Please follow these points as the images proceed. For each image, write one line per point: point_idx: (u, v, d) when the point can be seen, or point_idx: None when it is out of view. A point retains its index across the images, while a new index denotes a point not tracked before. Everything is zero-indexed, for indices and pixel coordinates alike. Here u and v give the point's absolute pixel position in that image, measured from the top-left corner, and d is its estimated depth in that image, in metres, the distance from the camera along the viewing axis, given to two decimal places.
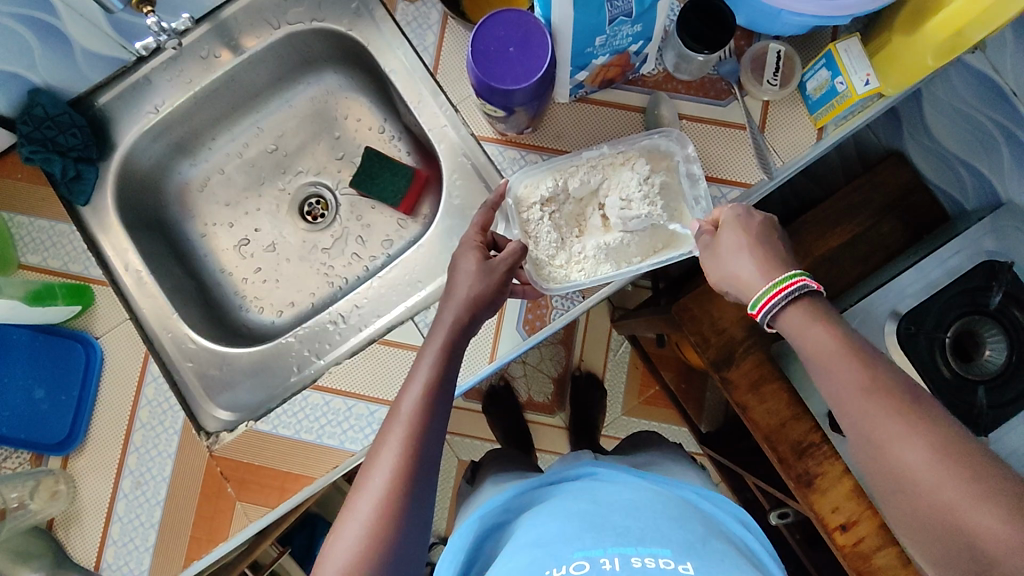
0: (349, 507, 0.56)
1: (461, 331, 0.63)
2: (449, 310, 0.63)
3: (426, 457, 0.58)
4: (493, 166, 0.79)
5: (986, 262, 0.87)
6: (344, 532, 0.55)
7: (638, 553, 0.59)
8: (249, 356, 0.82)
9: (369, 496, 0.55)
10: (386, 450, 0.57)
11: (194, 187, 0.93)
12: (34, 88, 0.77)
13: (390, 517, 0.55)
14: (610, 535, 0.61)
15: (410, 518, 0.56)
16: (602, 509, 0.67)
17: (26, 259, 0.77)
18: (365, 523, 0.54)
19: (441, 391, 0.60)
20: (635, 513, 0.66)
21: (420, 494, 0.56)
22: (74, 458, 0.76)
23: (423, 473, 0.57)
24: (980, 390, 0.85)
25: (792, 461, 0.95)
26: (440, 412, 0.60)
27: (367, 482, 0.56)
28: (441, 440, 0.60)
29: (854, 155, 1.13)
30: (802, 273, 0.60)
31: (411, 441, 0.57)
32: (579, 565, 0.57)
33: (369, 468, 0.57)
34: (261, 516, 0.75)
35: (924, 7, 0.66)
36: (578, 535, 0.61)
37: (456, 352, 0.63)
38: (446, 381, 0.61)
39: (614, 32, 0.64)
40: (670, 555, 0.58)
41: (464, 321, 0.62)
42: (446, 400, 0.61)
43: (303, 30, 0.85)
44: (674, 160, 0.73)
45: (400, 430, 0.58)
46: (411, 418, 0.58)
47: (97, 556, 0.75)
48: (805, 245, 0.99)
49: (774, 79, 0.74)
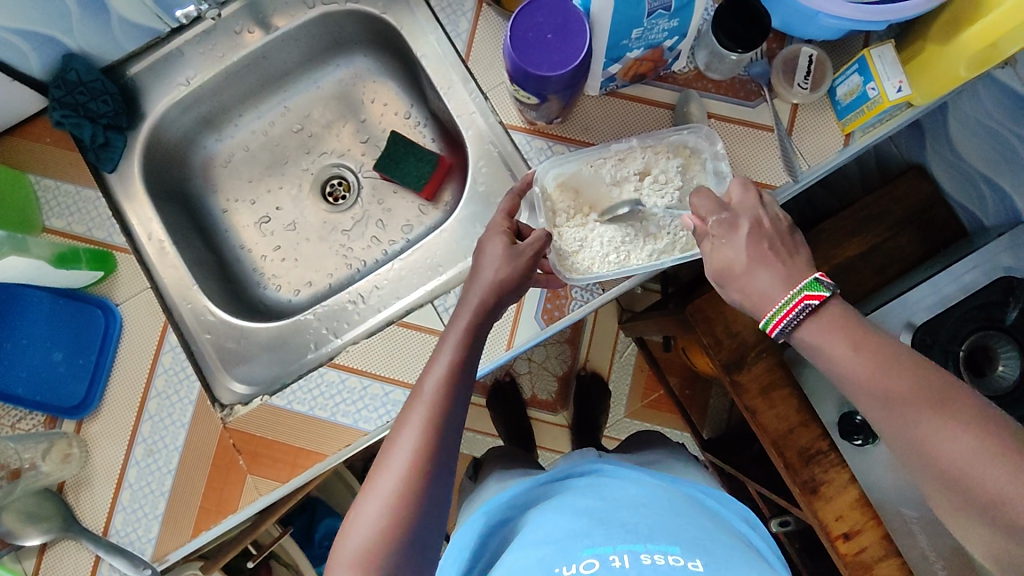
0: (370, 485, 0.57)
1: (485, 314, 0.63)
2: (474, 293, 0.63)
3: (447, 438, 0.58)
4: (520, 155, 0.79)
5: (1003, 279, 0.87)
6: (365, 509, 0.55)
7: (647, 550, 0.58)
8: (267, 331, 0.82)
9: (390, 474, 0.56)
10: (408, 429, 0.57)
11: (218, 162, 0.93)
12: (68, 53, 0.77)
13: (412, 496, 0.55)
14: (618, 533, 0.61)
15: (431, 497, 0.56)
16: (609, 506, 0.67)
17: (50, 223, 0.77)
18: (387, 501, 0.55)
19: (464, 374, 0.60)
20: (643, 510, 0.66)
21: (441, 475, 0.57)
22: (88, 423, 0.76)
23: (444, 454, 0.57)
24: (993, 406, 0.84)
25: (798, 467, 0.95)
26: (462, 393, 0.60)
27: (388, 460, 0.57)
28: (462, 422, 0.60)
29: (873, 167, 1.14)
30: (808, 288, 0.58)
31: (434, 422, 0.57)
32: (589, 565, 0.57)
33: (391, 447, 0.57)
34: (271, 490, 0.76)
35: (960, 17, 0.67)
36: (587, 532, 0.61)
37: (478, 336, 0.63)
38: (469, 363, 0.61)
39: (651, 25, 0.65)
40: (678, 552, 0.58)
41: (490, 303, 0.63)
42: (468, 382, 0.61)
43: (337, 11, 0.85)
44: (701, 157, 0.73)
45: (423, 411, 0.58)
46: (433, 399, 0.58)
47: (106, 522, 0.75)
48: (822, 254, 0.99)
49: (804, 82, 0.75)
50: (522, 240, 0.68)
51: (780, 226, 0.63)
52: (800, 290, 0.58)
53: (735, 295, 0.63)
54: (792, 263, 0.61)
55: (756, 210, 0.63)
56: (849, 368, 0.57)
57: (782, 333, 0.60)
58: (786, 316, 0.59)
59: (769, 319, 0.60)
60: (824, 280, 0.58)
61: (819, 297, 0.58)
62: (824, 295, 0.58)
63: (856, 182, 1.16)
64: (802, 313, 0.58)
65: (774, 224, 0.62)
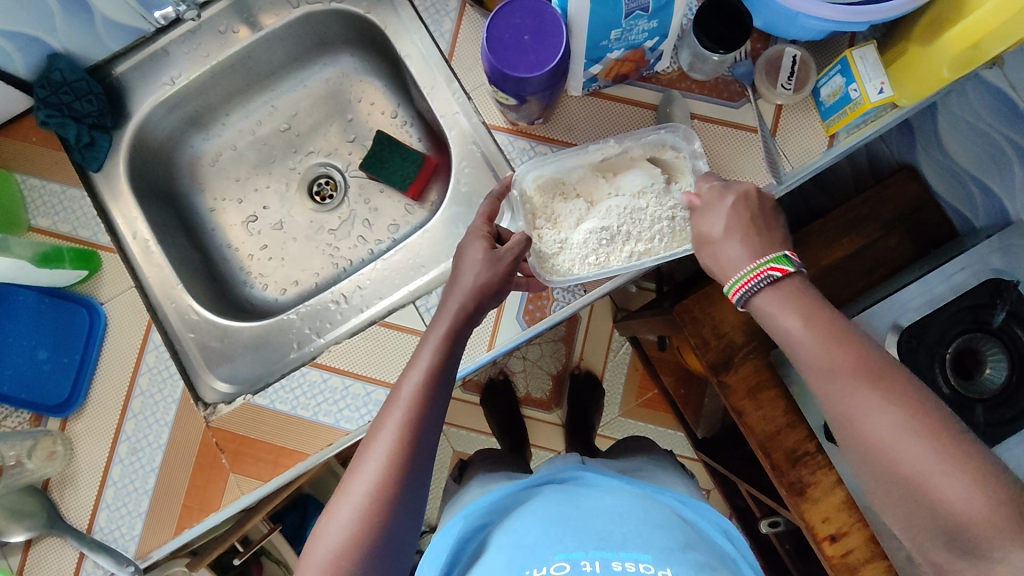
0: (343, 489, 0.57)
1: (465, 319, 0.63)
2: (454, 298, 0.63)
3: (422, 444, 0.58)
4: (503, 156, 0.79)
5: (991, 279, 0.86)
6: (338, 513, 0.55)
7: (619, 558, 0.59)
8: (251, 331, 0.83)
9: (363, 478, 0.56)
10: (383, 434, 0.57)
11: (205, 161, 0.94)
12: (53, 53, 0.78)
13: (384, 500, 0.55)
14: (592, 538, 0.62)
15: (403, 502, 0.56)
16: (584, 512, 0.67)
17: (36, 222, 0.78)
18: (359, 505, 0.55)
19: (441, 379, 0.60)
20: (617, 517, 0.66)
21: (414, 480, 0.57)
22: (72, 421, 0.77)
23: (418, 459, 0.57)
24: (979, 409, 0.84)
25: (785, 468, 0.95)
26: (439, 398, 0.60)
27: (362, 465, 0.57)
28: (439, 428, 0.60)
29: (866, 167, 1.13)
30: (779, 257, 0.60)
31: (408, 426, 0.57)
32: (558, 567, 0.58)
33: (366, 451, 0.57)
34: (254, 489, 0.76)
35: (943, 17, 0.66)
36: (559, 537, 0.62)
37: (458, 340, 0.63)
38: (447, 368, 0.61)
39: (630, 26, 0.65)
40: (650, 560, 0.59)
41: (469, 309, 0.63)
42: (446, 387, 0.61)
43: (322, 10, 0.85)
44: (681, 156, 0.73)
45: (399, 415, 0.58)
46: (410, 405, 0.58)
47: (90, 519, 0.76)
48: (812, 254, 0.98)
49: (787, 83, 0.74)
50: (501, 244, 0.68)
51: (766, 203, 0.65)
52: (766, 260, 0.60)
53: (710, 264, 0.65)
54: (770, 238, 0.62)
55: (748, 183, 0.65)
56: None
57: (743, 300, 0.61)
58: (752, 281, 0.60)
59: (731, 285, 0.61)
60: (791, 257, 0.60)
61: (783, 270, 0.59)
62: (789, 269, 0.59)
63: (849, 181, 1.15)
64: (764, 281, 0.59)
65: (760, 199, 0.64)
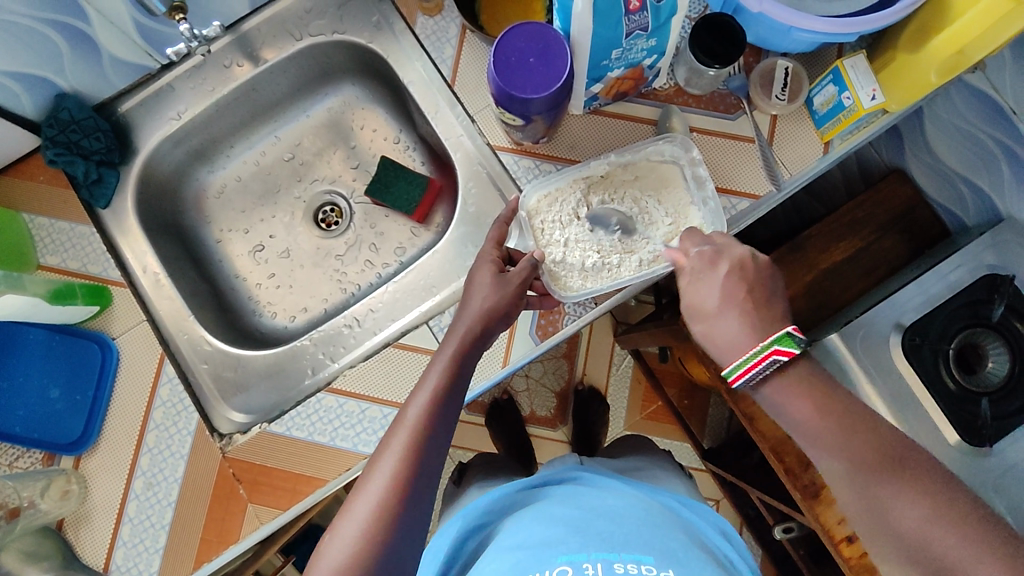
0: (348, 507, 0.57)
1: (474, 341, 0.65)
2: (463, 321, 0.65)
3: (427, 463, 0.58)
4: (509, 176, 0.80)
5: (987, 276, 0.88)
6: (340, 531, 0.55)
7: (621, 559, 0.59)
8: (264, 359, 0.82)
9: (368, 497, 0.56)
10: (388, 453, 0.58)
11: (211, 193, 0.94)
12: (61, 92, 0.79)
13: (388, 519, 0.55)
14: (595, 540, 0.62)
15: (407, 521, 0.56)
16: (587, 514, 0.68)
17: (45, 260, 0.78)
18: (362, 522, 0.55)
19: (448, 399, 0.61)
20: (618, 518, 0.67)
21: (418, 499, 0.57)
22: (86, 458, 0.76)
23: (423, 479, 0.57)
24: (984, 402, 0.86)
25: (798, 472, 0.96)
26: (446, 419, 0.61)
27: (366, 483, 0.57)
28: (444, 449, 0.60)
29: (857, 172, 1.15)
30: (774, 344, 0.62)
31: (413, 445, 0.58)
32: (562, 572, 0.57)
33: (371, 469, 0.58)
34: (272, 518, 0.76)
35: (928, 25, 0.68)
36: (564, 540, 0.62)
37: (466, 363, 0.64)
38: (455, 390, 0.62)
39: (630, 45, 0.67)
40: (653, 562, 0.59)
41: (475, 332, 0.65)
42: (453, 408, 0.62)
43: (325, 42, 0.86)
44: (678, 165, 0.75)
45: (404, 435, 0.58)
46: (415, 425, 0.59)
47: (107, 557, 0.75)
48: (809, 259, 1.01)
49: (781, 94, 0.77)
50: (512, 265, 0.70)
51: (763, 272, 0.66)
52: (771, 343, 0.62)
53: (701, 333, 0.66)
54: (762, 313, 0.64)
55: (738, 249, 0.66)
56: None
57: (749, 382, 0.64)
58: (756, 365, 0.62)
59: (739, 367, 0.63)
60: (796, 336, 0.62)
61: (789, 352, 0.62)
62: (794, 351, 0.62)
63: (840, 187, 1.17)
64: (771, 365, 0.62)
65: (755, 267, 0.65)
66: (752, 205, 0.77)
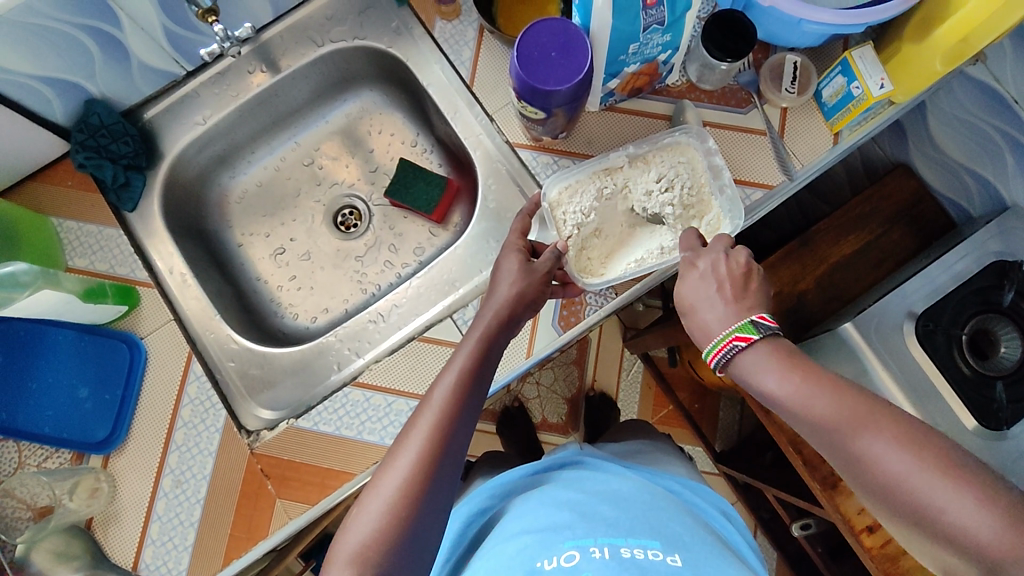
0: (373, 485, 0.57)
1: (500, 327, 0.66)
2: (490, 308, 0.66)
3: (454, 444, 0.59)
4: (528, 172, 0.82)
5: (995, 263, 0.90)
6: (366, 508, 0.56)
7: (627, 544, 0.61)
8: (290, 356, 0.83)
9: (394, 475, 0.56)
10: (415, 433, 0.58)
11: (232, 198, 0.96)
12: (90, 98, 0.81)
13: (413, 497, 0.56)
14: (600, 525, 0.63)
15: (430, 500, 0.56)
16: (592, 497, 0.69)
17: (73, 262, 0.79)
18: (388, 499, 0.55)
19: (475, 382, 0.62)
20: (622, 502, 0.68)
21: (444, 478, 0.57)
22: (114, 457, 0.77)
23: (448, 459, 0.58)
24: (998, 385, 0.88)
25: (817, 463, 0.97)
26: (473, 401, 0.61)
27: (393, 462, 0.58)
28: (470, 431, 0.61)
29: (861, 170, 1.18)
30: (734, 331, 0.60)
31: (441, 425, 0.58)
32: (569, 556, 0.59)
33: (398, 448, 0.58)
34: (301, 514, 0.76)
35: (931, 16, 0.71)
36: (569, 525, 0.63)
37: (492, 348, 0.65)
38: (481, 374, 0.63)
39: (647, 40, 0.69)
40: (658, 547, 0.61)
41: (504, 316, 0.66)
42: (480, 391, 0.62)
43: (345, 48, 0.89)
44: (696, 156, 0.77)
45: (431, 415, 0.59)
46: (443, 406, 0.59)
47: (135, 556, 0.75)
48: (819, 253, 1.03)
49: (791, 87, 0.79)
50: (537, 257, 0.72)
51: (738, 271, 0.63)
52: (732, 330, 0.60)
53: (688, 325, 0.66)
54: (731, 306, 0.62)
55: (716, 252, 0.65)
56: None
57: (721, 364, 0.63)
58: (721, 351, 0.61)
59: (710, 347, 0.63)
60: (761, 322, 0.60)
61: (748, 338, 0.60)
62: (753, 336, 0.59)
63: (845, 185, 1.20)
64: (730, 351, 0.60)
65: (728, 266, 0.63)
66: (765, 195, 0.79)
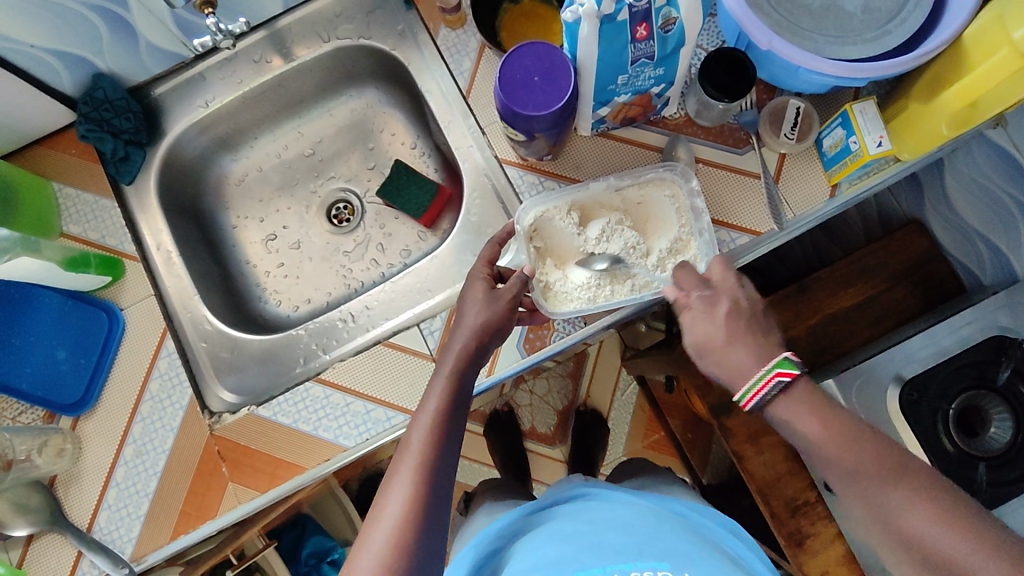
0: (363, 538, 0.56)
1: (469, 358, 0.65)
2: (458, 339, 0.65)
3: (438, 487, 0.58)
4: (513, 190, 0.82)
5: (997, 336, 0.85)
6: (358, 564, 0.54)
7: (638, 569, 0.60)
8: (260, 343, 0.86)
9: (383, 526, 0.55)
10: (398, 480, 0.57)
11: (231, 180, 0.98)
12: (99, 73, 0.84)
13: (404, 547, 0.54)
14: (608, 553, 0.63)
15: (422, 548, 0.55)
16: (597, 526, 0.68)
17: (67, 228, 0.83)
18: (380, 553, 0.54)
19: (452, 421, 0.61)
20: (631, 529, 0.67)
21: (432, 525, 0.56)
22: (84, 420, 0.80)
23: (434, 505, 0.57)
24: (981, 466, 0.83)
25: (784, 517, 0.95)
26: (452, 438, 0.60)
27: (380, 512, 0.56)
28: (453, 470, 0.60)
29: (875, 219, 1.13)
30: (779, 364, 0.61)
31: (422, 470, 0.57)
32: None
33: (383, 497, 0.57)
34: (250, 499, 0.78)
35: (942, 76, 0.67)
36: (577, 556, 0.63)
37: (465, 381, 0.64)
38: (456, 412, 0.62)
39: (636, 72, 0.68)
40: (669, 568, 0.60)
41: (471, 348, 0.65)
42: (456, 428, 0.61)
43: (350, 46, 0.90)
44: (679, 193, 0.75)
45: (412, 461, 0.58)
46: (422, 449, 0.58)
47: (91, 518, 0.78)
48: (815, 301, 0.99)
49: (791, 133, 0.76)
50: (502, 283, 0.72)
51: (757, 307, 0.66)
52: (772, 367, 0.61)
53: (711, 368, 0.65)
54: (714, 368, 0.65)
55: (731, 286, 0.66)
56: (835, 422, 0.60)
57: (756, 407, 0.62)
58: (760, 392, 0.61)
59: (745, 392, 0.62)
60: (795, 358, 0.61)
61: (791, 374, 0.61)
62: (794, 372, 0.61)
63: (858, 232, 1.15)
64: (776, 388, 0.61)
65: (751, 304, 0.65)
66: (751, 241, 0.76)
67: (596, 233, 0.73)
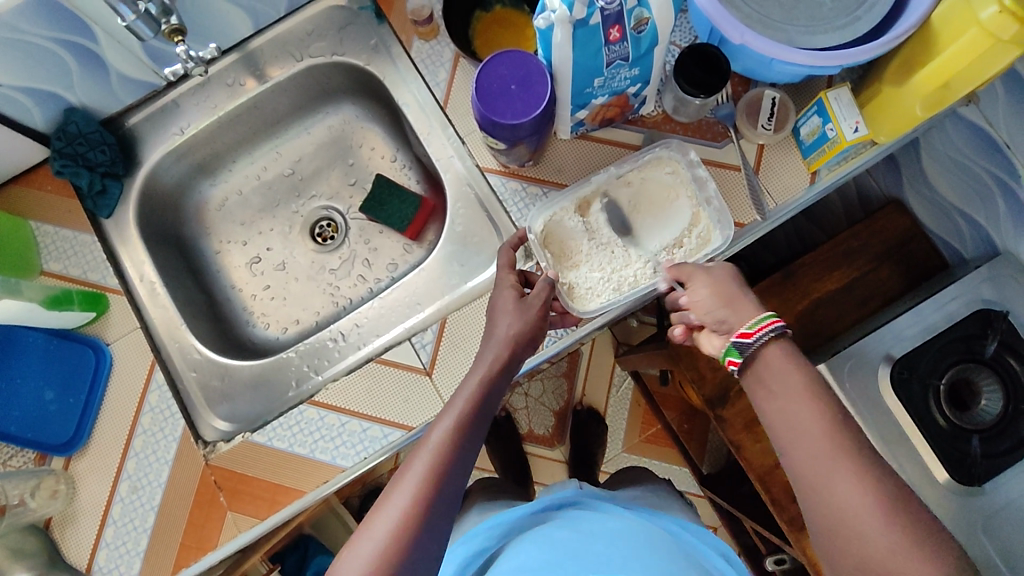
0: (365, 526, 0.55)
1: (501, 368, 0.64)
2: (491, 348, 0.65)
3: (448, 488, 0.56)
4: (497, 199, 0.82)
5: (981, 310, 0.86)
6: (357, 548, 0.53)
7: None
8: (250, 369, 0.85)
9: (388, 516, 0.54)
10: (410, 474, 0.56)
11: (212, 206, 0.97)
12: (70, 106, 0.83)
13: (404, 540, 0.53)
14: (594, 563, 0.62)
15: (420, 544, 0.54)
16: (586, 535, 0.68)
17: (47, 266, 0.81)
18: (381, 542, 0.53)
19: (474, 427, 0.60)
20: (616, 541, 0.67)
21: (435, 523, 0.55)
22: (76, 459, 0.78)
23: (442, 504, 0.56)
24: (974, 439, 0.84)
25: (785, 503, 0.95)
26: (472, 444, 0.59)
27: (387, 502, 0.55)
28: (466, 475, 0.58)
29: (855, 200, 1.15)
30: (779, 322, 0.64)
31: (436, 467, 0.56)
32: None
33: (393, 488, 0.56)
34: (250, 527, 0.77)
35: (914, 59, 0.68)
36: (560, 564, 0.63)
37: (495, 391, 0.63)
38: (480, 417, 0.61)
39: (612, 74, 0.68)
40: None
41: (504, 357, 0.64)
42: (478, 435, 0.60)
43: (324, 63, 0.89)
44: (681, 168, 0.76)
45: (427, 457, 0.57)
46: (439, 448, 0.58)
47: (89, 558, 0.76)
48: (802, 287, 1.00)
49: (768, 124, 0.77)
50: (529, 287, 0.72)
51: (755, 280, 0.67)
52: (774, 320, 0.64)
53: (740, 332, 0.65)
54: None
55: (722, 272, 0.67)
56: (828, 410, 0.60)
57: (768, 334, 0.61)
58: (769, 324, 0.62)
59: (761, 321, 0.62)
60: None
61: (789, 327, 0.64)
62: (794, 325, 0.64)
63: (839, 215, 1.16)
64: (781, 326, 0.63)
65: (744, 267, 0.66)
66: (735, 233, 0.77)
67: (603, 222, 0.75)
